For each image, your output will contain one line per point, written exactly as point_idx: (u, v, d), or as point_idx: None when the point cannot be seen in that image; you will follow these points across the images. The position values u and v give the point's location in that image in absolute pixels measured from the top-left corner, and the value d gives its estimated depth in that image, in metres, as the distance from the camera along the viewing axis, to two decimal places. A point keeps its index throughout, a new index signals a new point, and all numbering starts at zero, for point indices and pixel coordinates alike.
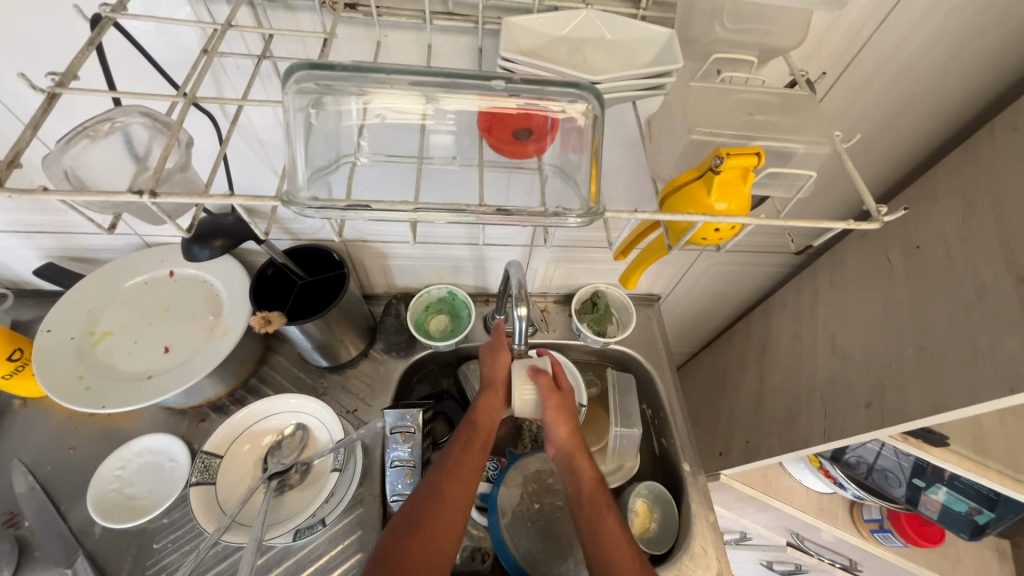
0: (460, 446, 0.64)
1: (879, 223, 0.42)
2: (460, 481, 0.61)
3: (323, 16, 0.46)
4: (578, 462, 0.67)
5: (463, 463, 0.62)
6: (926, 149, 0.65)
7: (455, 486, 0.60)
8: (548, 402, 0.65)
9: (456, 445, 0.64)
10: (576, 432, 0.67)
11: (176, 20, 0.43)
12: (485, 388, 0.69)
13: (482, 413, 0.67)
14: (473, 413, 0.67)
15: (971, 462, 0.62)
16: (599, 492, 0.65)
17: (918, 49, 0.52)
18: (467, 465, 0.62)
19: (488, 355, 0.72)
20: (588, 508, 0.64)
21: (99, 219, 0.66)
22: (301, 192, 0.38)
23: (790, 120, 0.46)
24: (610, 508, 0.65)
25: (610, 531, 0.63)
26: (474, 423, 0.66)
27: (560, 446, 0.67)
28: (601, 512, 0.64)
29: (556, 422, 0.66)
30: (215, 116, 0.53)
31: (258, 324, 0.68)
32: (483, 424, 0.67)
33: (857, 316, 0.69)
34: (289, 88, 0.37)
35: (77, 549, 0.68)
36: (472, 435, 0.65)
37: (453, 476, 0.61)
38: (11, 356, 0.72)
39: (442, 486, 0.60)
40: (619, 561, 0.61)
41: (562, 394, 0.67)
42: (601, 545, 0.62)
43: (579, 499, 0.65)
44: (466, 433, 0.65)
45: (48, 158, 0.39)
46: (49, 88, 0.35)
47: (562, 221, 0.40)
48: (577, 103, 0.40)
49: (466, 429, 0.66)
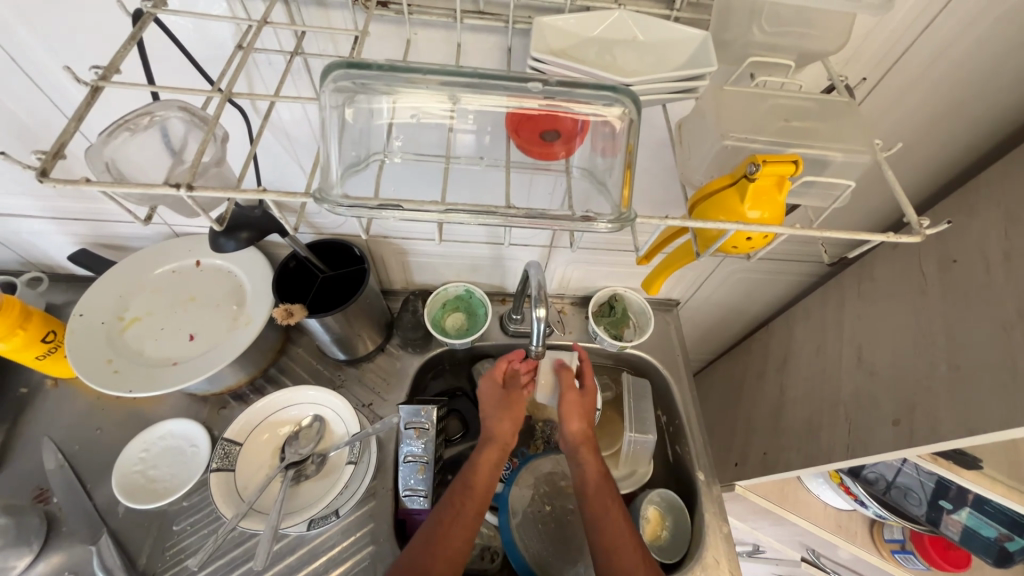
0: (453, 509, 0.62)
1: (919, 236, 0.40)
2: (447, 550, 0.59)
3: (355, 14, 0.46)
4: (586, 458, 0.69)
5: (452, 531, 0.61)
6: (966, 159, 0.62)
7: (444, 558, 0.59)
8: (566, 392, 0.73)
9: (449, 506, 0.63)
10: (588, 428, 0.71)
11: (214, 16, 0.43)
12: (490, 443, 0.69)
13: (481, 470, 0.66)
14: (471, 472, 0.66)
15: (1006, 488, 0.59)
16: (606, 489, 0.66)
17: (964, 56, 0.50)
18: (456, 533, 0.61)
19: (500, 409, 0.72)
20: (593, 504, 0.65)
21: (138, 210, 0.70)
22: (334, 189, 0.39)
23: (827, 127, 0.45)
24: (616, 503, 0.65)
25: (614, 526, 0.63)
26: (471, 483, 0.65)
27: (571, 439, 0.70)
28: (607, 508, 0.65)
29: (568, 413, 0.71)
30: (247, 111, 0.54)
31: (281, 317, 0.70)
32: (481, 482, 0.65)
33: (886, 330, 0.67)
34: (326, 86, 0.37)
35: (102, 527, 0.71)
36: (467, 496, 0.64)
37: (441, 549, 0.59)
38: (44, 338, 0.74)
39: (430, 560, 0.58)
40: (623, 554, 0.61)
41: (579, 389, 0.74)
42: (604, 543, 0.62)
43: (585, 493, 0.66)
44: (460, 492, 0.64)
45: (90, 150, 0.40)
46: (93, 82, 0.36)
47: (591, 226, 0.40)
48: (613, 106, 0.39)
49: (462, 487, 0.65)
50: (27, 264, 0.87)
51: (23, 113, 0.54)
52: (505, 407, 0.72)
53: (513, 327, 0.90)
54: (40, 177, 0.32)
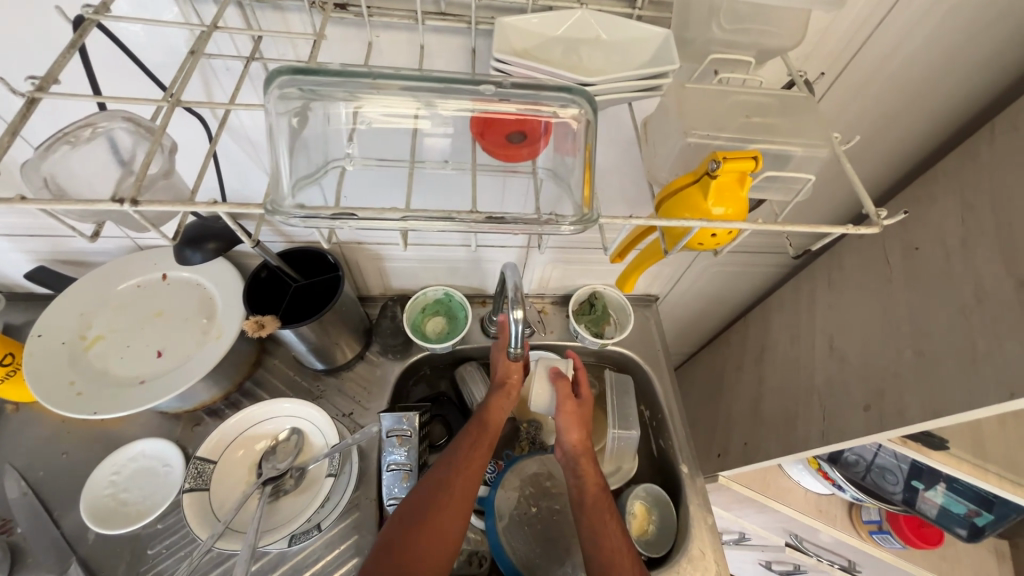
0: (471, 439, 0.66)
1: (878, 227, 0.41)
2: (468, 470, 0.62)
3: (313, 16, 0.45)
4: (586, 467, 0.70)
5: (469, 459, 0.64)
6: (924, 150, 0.64)
7: (465, 476, 0.61)
8: (563, 402, 0.74)
9: (467, 437, 0.66)
10: (586, 439, 0.72)
11: (163, 21, 0.42)
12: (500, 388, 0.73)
13: (494, 410, 0.70)
14: (486, 410, 0.70)
15: (971, 465, 0.61)
16: (604, 501, 0.67)
17: (917, 48, 0.52)
18: (474, 457, 0.64)
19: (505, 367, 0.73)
20: (591, 515, 0.65)
21: (81, 226, 0.67)
22: (287, 200, 0.37)
23: (788, 122, 0.45)
24: (614, 517, 0.65)
25: (612, 540, 0.63)
26: (486, 419, 0.69)
27: (570, 451, 0.71)
28: (605, 522, 0.64)
29: (569, 422, 0.72)
30: (205, 118, 0.52)
31: (252, 329, 0.67)
32: (494, 419, 0.70)
33: (855, 317, 0.69)
34: (271, 92, 0.36)
35: (70, 556, 0.68)
36: (482, 432, 0.67)
37: (462, 469, 0.62)
38: (1, 361, 0.71)
39: (451, 479, 0.61)
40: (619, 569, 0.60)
41: (577, 400, 0.74)
42: (601, 556, 0.62)
43: (584, 504, 0.67)
44: (477, 427, 0.68)
45: (27, 165, 0.38)
46: (29, 93, 0.34)
47: (556, 229, 0.39)
48: (569, 107, 0.39)
49: (479, 423, 0.68)
50: None
51: None
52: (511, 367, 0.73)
53: (493, 329, 0.90)
54: None
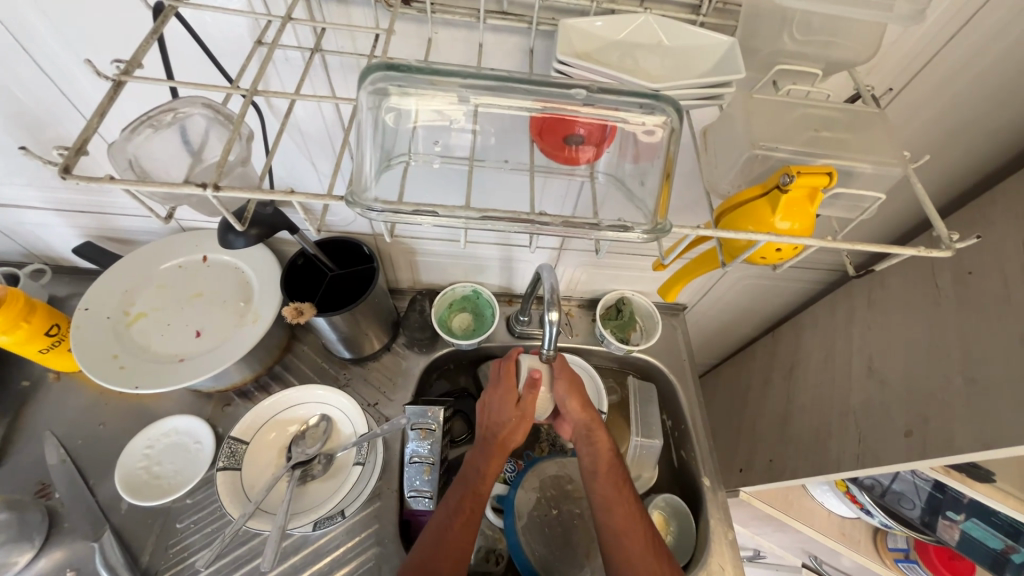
0: (461, 517, 0.62)
1: (950, 251, 0.39)
2: (459, 554, 0.60)
3: (377, 12, 0.46)
4: (598, 435, 0.69)
5: (459, 539, 0.61)
6: (983, 171, 0.62)
7: (454, 561, 0.59)
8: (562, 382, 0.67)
9: (457, 513, 0.62)
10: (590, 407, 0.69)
11: (233, 10, 0.43)
12: (496, 452, 0.66)
13: (488, 477, 0.65)
14: (481, 482, 0.65)
15: (1017, 501, 0.59)
16: (614, 469, 0.68)
17: (990, 67, 0.50)
18: (462, 538, 0.61)
19: (512, 415, 0.65)
20: (605, 481, 0.67)
21: (156, 206, 0.70)
22: (365, 192, 0.38)
23: (856, 137, 0.44)
24: (623, 486, 0.67)
25: (624, 509, 0.65)
26: (479, 491, 0.64)
27: (581, 425, 0.69)
28: (616, 490, 0.66)
29: (568, 399, 0.68)
30: (264, 110, 0.53)
31: (290, 315, 0.68)
32: (486, 485, 0.65)
33: (899, 340, 0.67)
34: (363, 88, 0.36)
35: (104, 524, 0.70)
36: (474, 505, 0.63)
37: (451, 554, 0.59)
38: (48, 332, 0.73)
39: (441, 564, 0.58)
40: (634, 539, 0.63)
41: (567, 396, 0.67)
42: (615, 528, 0.64)
43: (597, 474, 0.67)
44: (469, 500, 0.63)
45: (113, 146, 0.39)
46: (115, 77, 0.36)
47: (625, 234, 0.39)
48: (654, 114, 0.39)
49: (470, 495, 0.64)
50: (31, 256, 0.86)
51: (27, 99, 0.54)
52: (520, 412, 0.65)
53: (519, 329, 0.90)
54: (63, 174, 0.31)
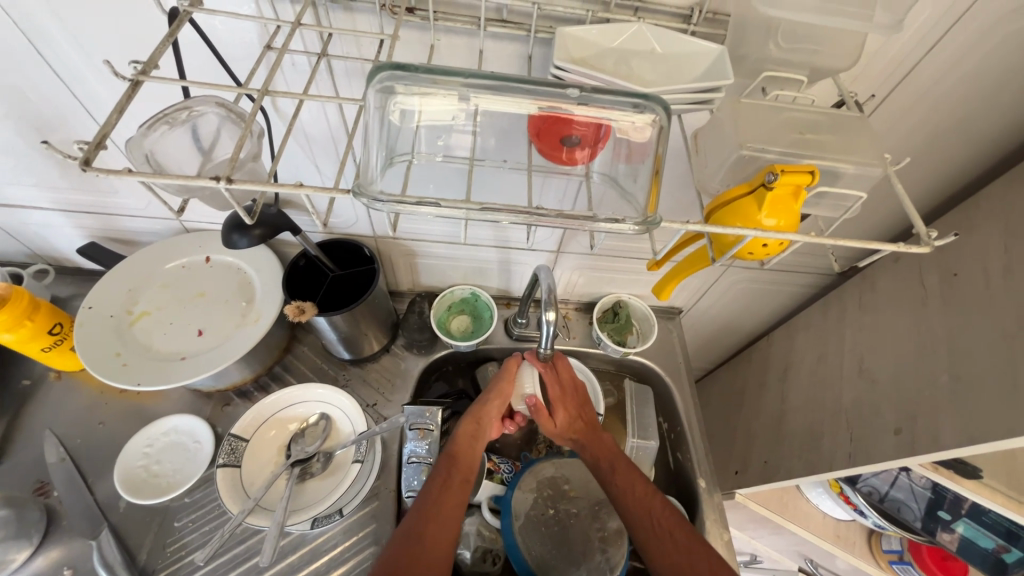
0: (440, 480, 0.62)
1: (929, 247, 0.41)
2: (441, 516, 0.59)
3: (382, 19, 0.48)
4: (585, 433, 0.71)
5: (440, 501, 0.60)
6: (966, 176, 0.64)
7: (437, 525, 0.58)
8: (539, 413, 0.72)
9: (436, 478, 0.62)
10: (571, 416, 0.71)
11: (244, 16, 0.45)
12: (469, 418, 0.69)
13: (461, 441, 0.67)
14: (454, 444, 0.66)
15: (1005, 497, 0.60)
16: (611, 455, 0.68)
17: (967, 76, 0.52)
18: (445, 502, 0.60)
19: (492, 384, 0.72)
20: (604, 471, 0.67)
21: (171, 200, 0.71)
22: (371, 184, 0.40)
23: (839, 140, 0.46)
24: (623, 468, 0.67)
25: (631, 488, 0.64)
26: (455, 454, 0.65)
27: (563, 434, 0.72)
28: (616, 475, 0.66)
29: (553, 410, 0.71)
30: (271, 112, 0.55)
31: (292, 314, 0.69)
32: (463, 452, 0.66)
33: (888, 340, 0.68)
34: (370, 87, 0.38)
35: (102, 522, 0.70)
36: (452, 469, 0.64)
37: (433, 516, 0.58)
38: (52, 330, 0.74)
39: (422, 525, 0.57)
40: (643, 515, 0.62)
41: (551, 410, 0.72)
42: (626, 505, 0.63)
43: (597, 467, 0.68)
44: (446, 465, 0.64)
45: (130, 141, 0.41)
46: (132, 76, 0.38)
47: (617, 227, 0.41)
48: (644, 113, 0.41)
49: (447, 460, 0.65)
50: (34, 257, 0.87)
51: (40, 100, 0.55)
52: (500, 380, 0.71)
53: (517, 331, 0.91)
54: (83, 166, 0.33)
